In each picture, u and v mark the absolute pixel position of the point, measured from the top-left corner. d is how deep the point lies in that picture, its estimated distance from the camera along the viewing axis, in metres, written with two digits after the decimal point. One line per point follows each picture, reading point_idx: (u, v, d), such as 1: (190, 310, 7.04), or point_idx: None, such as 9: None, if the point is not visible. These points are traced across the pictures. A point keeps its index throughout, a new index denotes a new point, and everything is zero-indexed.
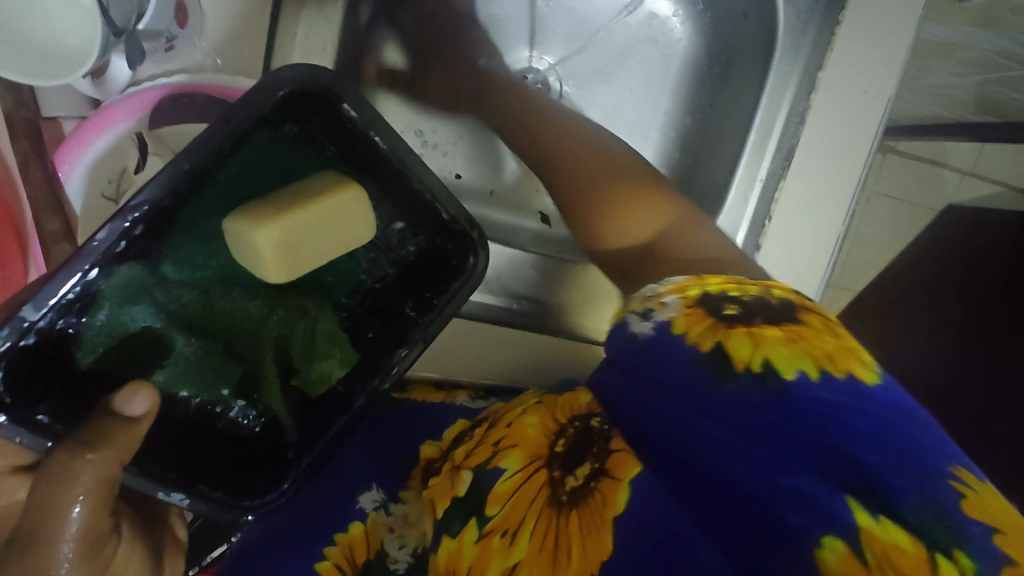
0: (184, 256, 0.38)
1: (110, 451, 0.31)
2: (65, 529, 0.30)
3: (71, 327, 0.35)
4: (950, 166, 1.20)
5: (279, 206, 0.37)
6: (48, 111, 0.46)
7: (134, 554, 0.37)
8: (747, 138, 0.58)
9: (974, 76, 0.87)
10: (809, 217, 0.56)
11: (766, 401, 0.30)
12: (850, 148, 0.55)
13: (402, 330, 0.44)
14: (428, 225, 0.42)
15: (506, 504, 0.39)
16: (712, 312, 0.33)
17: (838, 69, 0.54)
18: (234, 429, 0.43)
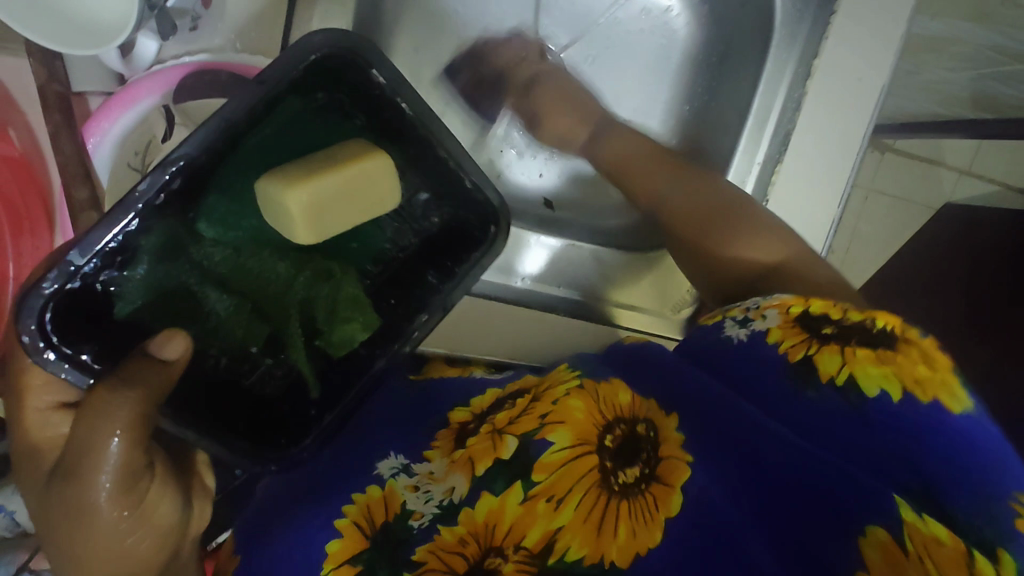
0: (217, 215, 0.42)
1: (145, 391, 0.34)
2: (104, 460, 0.34)
3: (112, 280, 0.39)
4: (945, 165, 1.21)
5: (307, 170, 0.42)
6: (77, 86, 0.49)
7: (163, 501, 0.38)
8: (745, 123, 0.61)
9: (970, 71, 0.89)
10: (803, 199, 0.58)
11: (847, 409, 0.37)
12: (846, 134, 0.57)
13: (423, 297, 0.50)
14: (449, 199, 0.48)
15: (556, 474, 0.37)
16: (810, 328, 0.40)
17: (834, 57, 0.56)
18: (260, 388, 0.48)
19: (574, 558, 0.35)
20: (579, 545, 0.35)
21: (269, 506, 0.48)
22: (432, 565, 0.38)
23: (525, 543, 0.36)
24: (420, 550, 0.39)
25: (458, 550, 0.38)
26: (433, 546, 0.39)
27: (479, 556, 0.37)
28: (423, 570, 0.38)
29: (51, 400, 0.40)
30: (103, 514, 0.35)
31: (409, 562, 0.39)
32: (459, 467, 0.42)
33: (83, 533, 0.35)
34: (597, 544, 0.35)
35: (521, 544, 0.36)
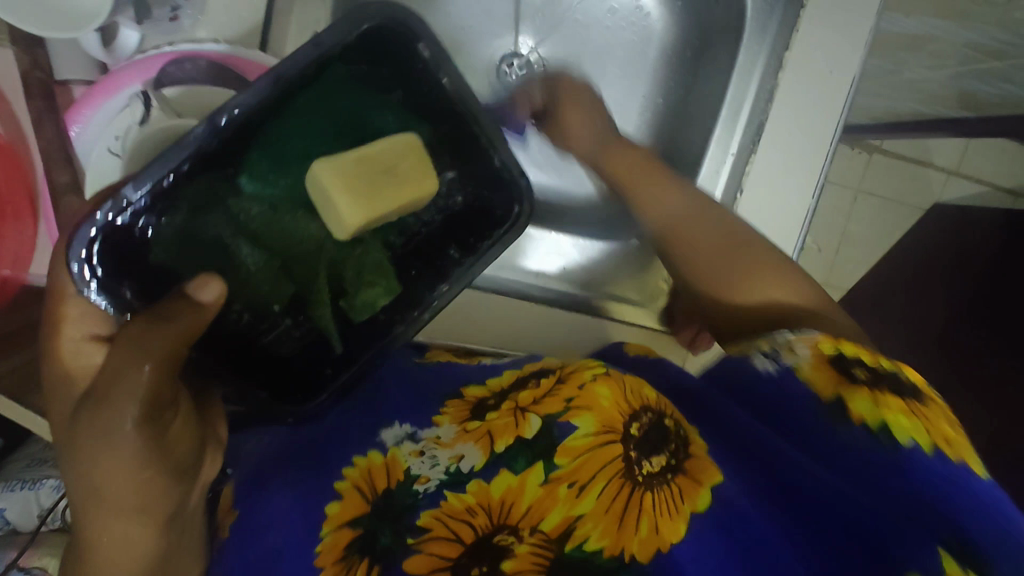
0: (259, 171, 0.44)
1: (174, 329, 0.36)
2: (133, 390, 0.35)
3: (150, 225, 0.41)
4: (934, 165, 1.36)
5: (371, 184, 0.45)
6: (61, 75, 0.50)
7: (183, 440, 0.40)
8: (718, 114, 0.62)
9: (951, 68, 0.90)
10: (779, 188, 0.60)
11: (879, 455, 0.35)
12: (820, 126, 0.59)
13: (445, 268, 0.51)
14: (474, 177, 0.51)
15: (580, 458, 0.41)
16: (844, 371, 0.38)
17: (804, 50, 0.58)
18: (276, 347, 0.49)
19: (593, 547, 0.38)
20: (600, 535, 0.38)
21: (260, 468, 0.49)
22: (437, 532, 0.40)
23: (542, 526, 0.39)
24: (424, 516, 0.41)
25: (466, 519, 0.40)
26: (437, 512, 0.41)
27: (488, 530, 0.39)
28: (429, 535, 0.40)
29: (84, 332, 0.40)
30: (129, 445, 0.35)
31: (414, 527, 0.41)
32: (471, 438, 0.46)
33: (94, 468, 0.35)
34: (617, 536, 0.38)
35: (537, 527, 0.39)
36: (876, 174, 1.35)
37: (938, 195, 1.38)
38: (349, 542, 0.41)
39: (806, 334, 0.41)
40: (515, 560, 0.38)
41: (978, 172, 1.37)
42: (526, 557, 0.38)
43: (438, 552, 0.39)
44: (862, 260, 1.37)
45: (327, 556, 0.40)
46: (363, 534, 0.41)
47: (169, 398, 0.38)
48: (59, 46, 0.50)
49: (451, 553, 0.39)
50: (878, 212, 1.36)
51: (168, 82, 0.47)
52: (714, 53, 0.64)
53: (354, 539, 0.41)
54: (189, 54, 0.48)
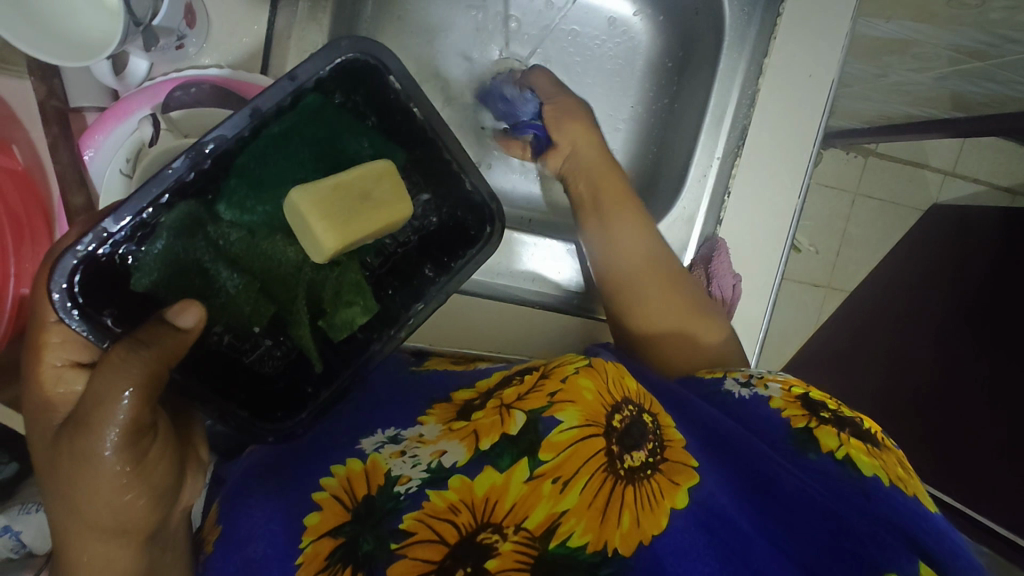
0: (237, 199, 0.45)
1: (158, 351, 0.38)
2: (115, 414, 0.37)
3: (130, 254, 0.43)
4: (931, 166, 1.38)
5: (351, 212, 0.47)
6: (75, 103, 0.54)
7: (161, 462, 0.42)
8: (703, 119, 0.63)
9: (932, 73, 0.92)
10: (767, 190, 0.62)
11: (849, 480, 0.43)
12: (802, 128, 0.62)
13: (421, 287, 0.52)
14: (449, 201, 0.53)
15: (564, 453, 0.42)
16: (811, 409, 0.49)
17: (781, 56, 0.61)
18: (259, 366, 0.49)
19: (577, 543, 0.39)
20: (583, 530, 0.39)
21: (249, 477, 0.51)
22: (421, 535, 0.40)
23: (526, 524, 0.40)
24: (406, 519, 0.41)
25: (449, 518, 0.41)
26: (420, 514, 0.41)
27: (470, 528, 0.40)
28: (413, 539, 0.40)
29: (63, 359, 0.43)
30: (107, 465, 0.38)
31: (397, 531, 0.41)
32: (456, 436, 0.47)
33: (87, 484, 0.38)
34: (600, 531, 0.39)
35: (521, 525, 0.40)
36: (873, 177, 1.37)
37: (936, 196, 1.40)
38: (331, 551, 0.42)
39: (779, 379, 0.52)
40: (498, 558, 0.39)
41: (975, 172, 1.39)
42: (509, 555, 0.39)
43: (421, 556, 0.39)
44: (863, 263, 1.38)
45: (310, 566, 0.42)
46: (345, 542, 0.42)
47: (149, 421, 0.39)
48: (75, 78, 0.53)
49: (435, 556, 0.39)
50: (876, 215, 1.38)
51: (175, 106, 0.50)
52: (697, 64, 0.66)
53: (335, 548, 0.42)
54: (193, 80, 0.50)
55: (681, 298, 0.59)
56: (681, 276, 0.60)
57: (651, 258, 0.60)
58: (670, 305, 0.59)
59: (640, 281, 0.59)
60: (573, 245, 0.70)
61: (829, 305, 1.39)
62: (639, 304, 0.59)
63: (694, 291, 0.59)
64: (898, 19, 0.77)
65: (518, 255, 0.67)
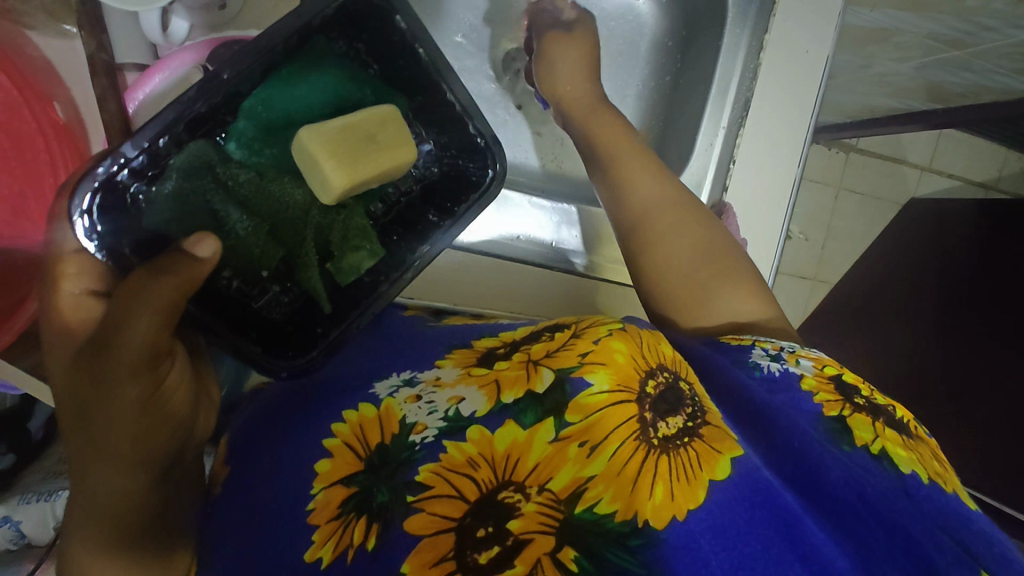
0: (246, 139, 0.48)
1: (180, 280, 0.37)
2: (132, 339, 0.36)
3: (141, 193, 0.44)
4: (909, 162, 1.45)
5: (356, 151, 0.49)
6: (119, 59, 0.56)
7: (180, 389, 0.42)
8: (709, 91, 0.66)
9: (913, 62, 0.98)
10: (769, 161, 0.66)
11: (894, 478, 0.41)
12: (800, 101, 0.66)
13: (425, 231, 0.55)
14: (450, 152, 0.56)
15: (592, 416, 0.42)
16: (844, 394, 0.47)
17: (780, 31, 0.64)
18: (267, 311, 0.51)
19: (605, 510, 0.38)
20: (612, 498, 0.39)
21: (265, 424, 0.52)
22: (439, 489, 0.40)
23: (550, 486, 0.40)
24: (423, 471, 0.41)
25: (468, 473, 0.41)
26: (437, 467, 0.41)
27: (491, 486, 0.40)
28: (431, 492, 0.40)
29: (81, 288, 0.42)
30: (125, 391, 0.37)
31: (412, 483, 0.41)
32: (475, 382, 0.48)
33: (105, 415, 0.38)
34: (630, 500, 0.39)
35: (544, 486, 0.40)
36: (854, 172, 1.43)
37: (913, 191, 1.46)
38: (343, 500, 0.42)
39: (811, 356, 0.51)
40: (521, 519, 0.38)
41: (949, 168, 1.46)
42: (534, 516, 0.39)
43: (438, 511, 0.39)
44: (848, 255, 1.44)
45: (322, 514, 0.42)
46: (359, 491, 0.42)
47: (165, 349, 0.39)
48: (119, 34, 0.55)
49: (453, 512, 0.39)
50: (858, 208, 1.44)
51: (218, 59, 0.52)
52: (700, 39, 0.69)
53: (348, 497, 0.42)
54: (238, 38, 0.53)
55: (686, 245, 0.59)
56: (680, 219, 0.60)
57: (671, 214, 0.60)
58: (679, 242, 0.59)
59: (634, 226, 0.61)
60: (573, 208, 0.71)
61: (817, 297, 1.45)
62: (637, 251, 0.61)
63: (690, 224, 0.60)
64: (883, 8, 0.82)
65: (522, 215, 0.68)
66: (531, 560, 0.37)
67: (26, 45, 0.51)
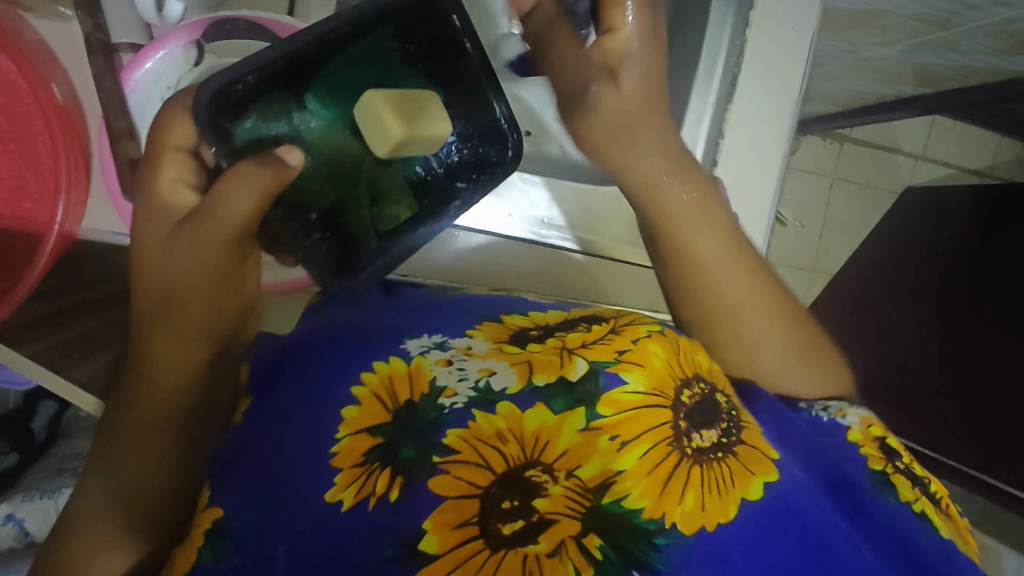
0: (320, 94, 0.53)
1: (268, 178, 0.43)
2: (234, 213, 0.44)
3: (226, 122, 0.50)
4: (903, 151, 1.46)
5: (412, 109, 0.51)
6: (116, 39, 0.55)
7: (251, 270, 0.53)
8: (697, 66, 0.67)
9: (900, 45, 0.99)
10: (756, 141, 0.68)
11: (924, 535, 0.44)
12: (789, 81, 0.67)
13: (455, 194, 0.59)
14: (475, 136, 0.59)
15: (625, 412, 0.41)
16: (886, 454, 0.50)
17: (765, 9, 0.65)
18: (314, 249, 0.56)
19: (632, 505, 0.38)
20: (639, 494, 0.38)
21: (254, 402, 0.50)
22: (465, 456, 0.39)
23: (578, 473, 0.39)
24: (450, 435, 0.40)
25: (496, 446, 0.40)
26: (466, 433, 0.40)
27: (519, 462, 0.39)
28: (457, 457, 0.39)
29: (177, 176, 0.48)
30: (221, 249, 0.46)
31: (440, 445, 0.40)
32: (506, 359, 0.46)
33: (196, 272, 0.47)
34: (658, 499, 0.38)
35: (573, 472, 0.39)
36: (849, 162, 1.44)
37: (909, 179, 1.47)
38: (368, 450, 0.41)
39: (861, 411, 0.53)
40: (547, 500, 0.38)
41: (944, 156, 1.47)
42: (559, 500, 0.38)
43: (465, 478, 0.38)
44: (846, 246, 1.45)
45: (346, 459, 0.41)
46: (385, 442, 0.41)
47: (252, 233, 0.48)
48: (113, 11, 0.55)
49: (480, 480, 0.38)
50: (854, 198, 1.45)
51: (212, 36, 0.55)
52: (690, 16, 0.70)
53: (373, 447, 0.41)
54: (229, 17, 0.54)
55: (723, 253, 0.54)
56: (720, 227, 0.54)
57: (685, 188, 0.55)
58: (718, 253, 0.54)
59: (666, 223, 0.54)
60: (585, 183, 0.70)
61: (816, 287, 1.45)
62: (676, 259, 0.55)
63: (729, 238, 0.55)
64: None
65: (532, 192, 0.69)
66: (556, 539, 0.36)
67: (24, 29, 0.52)
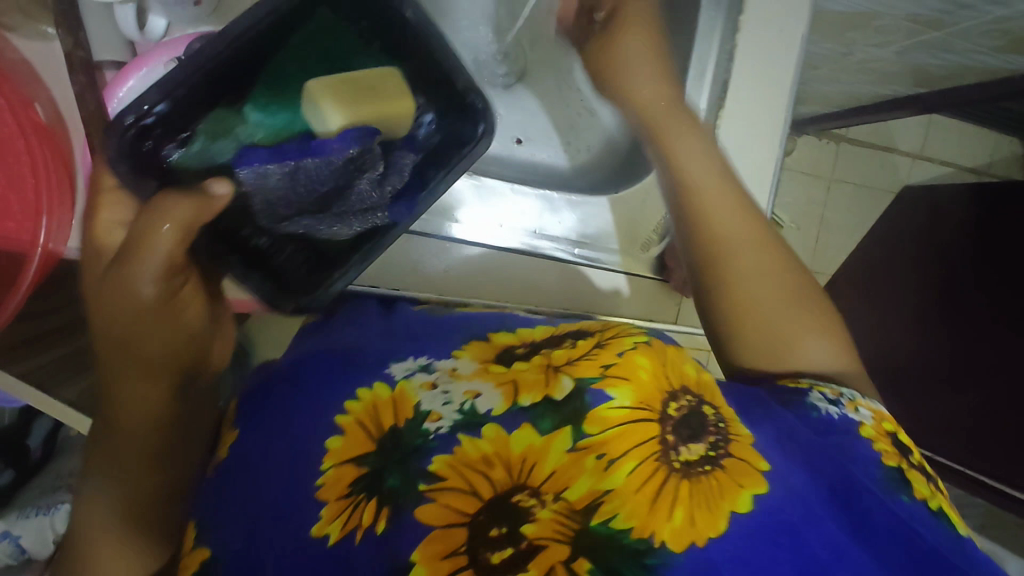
0: (261, 101, 0.58)
1: (181, 217, 0.42)
2: (152, 250, 0.42)
3: (174, 152, 0.55)
4: (901, 151, 1.45)
5: (355, 94, 0.57)
6: (97, 57, 0.57)
7: (190, 305, 0.48)
8: (687, 72, 0.67)
9: (895, 46, 0.99)
10: (747, 147, 0.67)
11: (945, 541, 0.40)
12: (778, 83, 0.66)
13: (425, 180, 0.62)
14: (447, 113, 0.63)
15: (612, 429, 0.41)
16: (900, 449, 0.45)
17: (754, 13, 0.65)
18: (283, 264, 0.61)
19: (621, 526, 0.37)
20: (628, 514, 0.38)
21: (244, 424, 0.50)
22: (451, 482, 0.39)
23: (566, 494, 0.39)
24: (437, 461, 0.40)
25: (483, 472, 0.39)
26: (452, 460, 0.40)
27: (506, 487, 0.39)
28: (444, 484, 0.39)
29: (115, 217, 0.48)
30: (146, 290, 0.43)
31: (425, 472, 0.39)
32: (491, 380, 0.46)
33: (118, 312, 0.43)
34: (647, 520, 0.37)
35: (560, 494, 0.39)
36: (846, 162, 1.43)
37: (907, 178, 1.46)
38: (354, 479, 0.40)
39: (869, 403, 0.48)
40: (536, 525, 0.37)
41: (941, 155, 1.46)
42: (548, 523, 0.37)
43: (451, 504, 0.38)
44: (843, 246, 1.45)
45: (330, 491, 0.40)
46: (369, 472, 0.40)
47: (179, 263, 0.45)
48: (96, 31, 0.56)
49: (468, 508, 0.38)
50: (850, 200, 1.45)
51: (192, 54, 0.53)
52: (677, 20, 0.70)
53: (359, 477, 0.40)
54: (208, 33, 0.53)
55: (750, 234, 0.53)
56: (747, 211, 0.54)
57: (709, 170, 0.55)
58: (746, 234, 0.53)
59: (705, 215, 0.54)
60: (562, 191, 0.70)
61: None
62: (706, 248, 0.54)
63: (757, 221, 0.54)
64: None
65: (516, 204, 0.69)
66: (546, 565, 0.35)
67: (6, 48, 0.52)
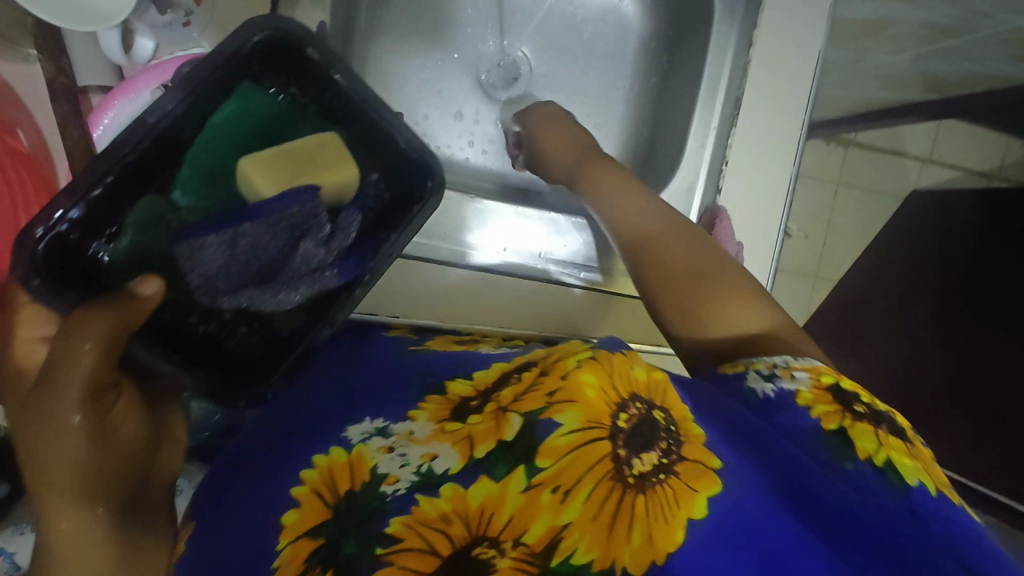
0: (188, 184, 0.46)
1: (116, 316, 0.37)
2: (78, 370, 0.35)
3: (102, 250, 0.44)
4: (910, 154, 1.42)
5: (293, 166, 0.48)
6: (82, 82, 0.54)
7: (130, 416, 0.41)
8: (698, 91, 0.66)
9: (910, 53, 0.96)
10: (761, 163, 0.65)
11: (892, 496, 0.37)
12: (794, 97, 0.65)
13: (379, 245, 0.52)
14: (392, 168, 0.52)
15: (563, 461, 0.38)
16: (843, 401, 0.42)
17: (769, 27, 0.63)
18: (240, 352, 0.50)
19: (582, 560, 0.35)
20: (588, 546, 0.36)
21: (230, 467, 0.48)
22: (409, 542, 0.36)
23: (525, 539, 0.36)
24: (394, 523, 0.37)
25: (441, 528, 0.37)
26: (409, 520, 0.37)
27: (465, 540, 0.36)
28: (401, 546, 0.36)
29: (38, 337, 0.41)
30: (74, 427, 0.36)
31: (382, 535, 0.37)
32: (448, 438, 0.42)
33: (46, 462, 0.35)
34: (607, 549, 0.36)
35: (520, 540, 0.36)
36: (854, 167, 1.40)
37: (915, 182, 1.44)
38: (310, 554, 0.37)
39: (804, 360, 0.45)
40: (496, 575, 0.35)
41: (951, 158, 1.43)
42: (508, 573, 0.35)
43: (409, 566, 0.35)
44: (850, 252, 1.42)
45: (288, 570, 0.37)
46: (325, 543, 0.37)
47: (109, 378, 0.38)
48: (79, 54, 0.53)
49: (426, 567, 0.35)
50: (857, 205, 1.42)
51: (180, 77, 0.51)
52: (690, 37, 0.69)
53: (315, 549, 0.37)
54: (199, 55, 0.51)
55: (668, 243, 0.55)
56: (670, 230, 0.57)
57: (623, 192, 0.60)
58: (665, 244, 0.55)
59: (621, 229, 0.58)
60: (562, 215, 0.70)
61: (819, 293, 1.43)
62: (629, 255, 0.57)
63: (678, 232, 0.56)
64: None
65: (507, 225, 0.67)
66: None
67: None
